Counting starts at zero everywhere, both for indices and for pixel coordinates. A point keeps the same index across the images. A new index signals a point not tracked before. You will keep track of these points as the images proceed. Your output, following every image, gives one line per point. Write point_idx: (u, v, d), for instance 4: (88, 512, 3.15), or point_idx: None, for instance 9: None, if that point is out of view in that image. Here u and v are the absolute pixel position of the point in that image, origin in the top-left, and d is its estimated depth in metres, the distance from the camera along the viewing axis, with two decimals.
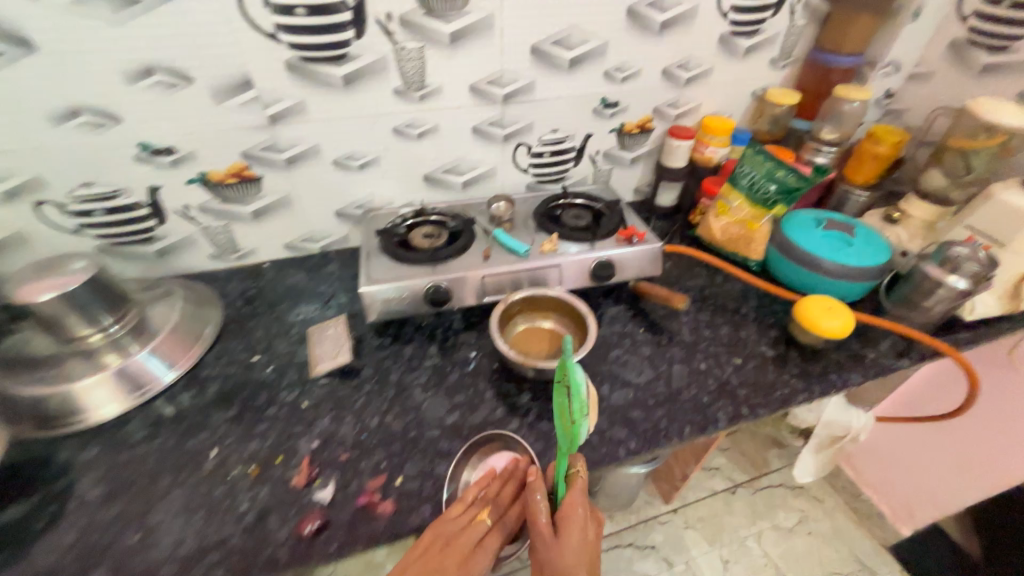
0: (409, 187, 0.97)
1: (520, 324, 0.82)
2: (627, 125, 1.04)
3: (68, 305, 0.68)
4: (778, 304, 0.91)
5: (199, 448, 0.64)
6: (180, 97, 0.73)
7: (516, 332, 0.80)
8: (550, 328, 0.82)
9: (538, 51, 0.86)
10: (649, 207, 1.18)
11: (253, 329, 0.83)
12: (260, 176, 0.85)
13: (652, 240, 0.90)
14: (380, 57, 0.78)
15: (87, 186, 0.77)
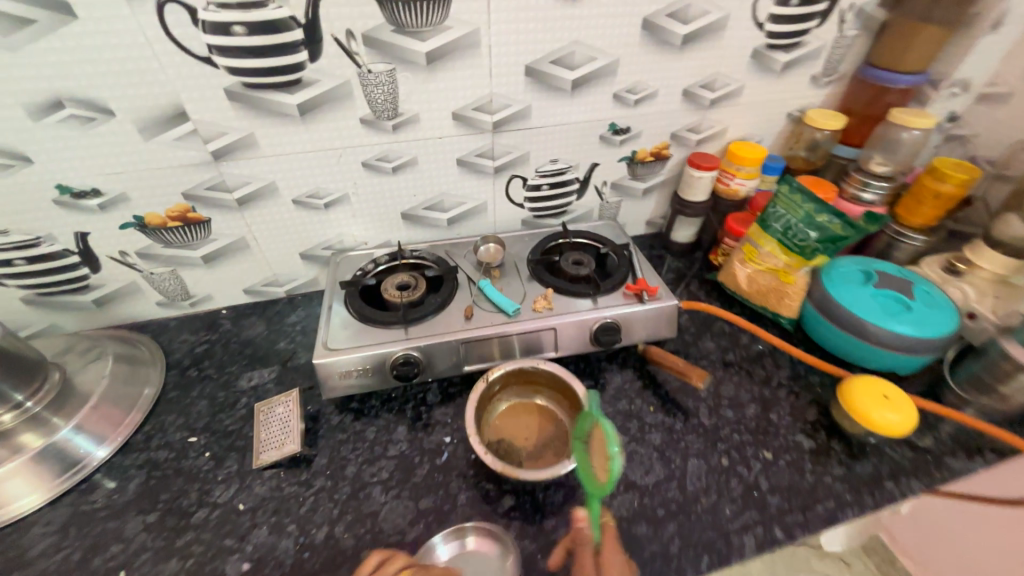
0: (386, 226, 0.84)
1: (505, 401, 0.70)
2: (640, 153, 0.89)
3: None
4: (816, 375, 0.76)
5: (106, 569, 0.53)
6: (99, 132, 0.61)
7: (500, 414, 0.68)
8: (540, 406, 0.70)
9: (534, 72, 0.72)
10: (663, 242, 1.04)
11: (196, 399, 0.71)
12: (208, 218, 0.73)
13: (666, 296, 0.76)
14: (342, 82, 0.65)
15: (0, 234, 0.66)
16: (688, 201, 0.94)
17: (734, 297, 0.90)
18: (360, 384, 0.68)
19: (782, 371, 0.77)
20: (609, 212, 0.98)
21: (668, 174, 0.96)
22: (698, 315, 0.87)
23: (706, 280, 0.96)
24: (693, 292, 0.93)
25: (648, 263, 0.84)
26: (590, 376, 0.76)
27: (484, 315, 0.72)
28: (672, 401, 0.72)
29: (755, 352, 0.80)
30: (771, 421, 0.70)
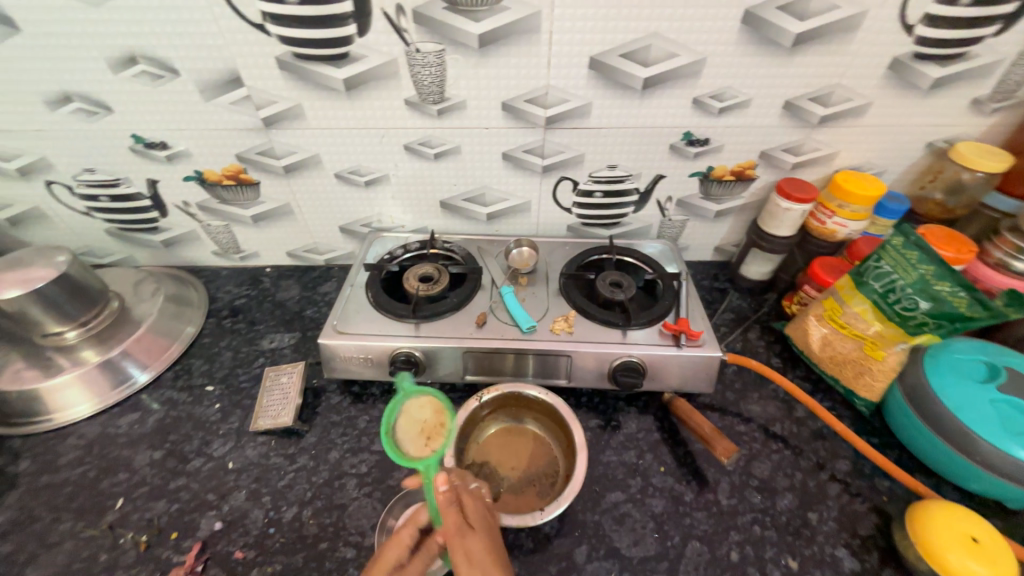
0: (424, 211, 0.82)
1: (496, 423, 0.65)
2: (717, 170, 0.77)
3: (37, 300, 0.63)
4: (883, 479, 0.61)
5: (111, 492, 0.59)
6: (166, 90, 0.64)
7: (488, 437, 0.63)
8: (533, 434, 0.64)
9: (599, 65, 0.63)
10: (730, 274, 0.90)
11: (223, 349, 0.76)
12: (257, 181, 0.76)
13: (709, 345, 0.65)
14: (389, 60, 0.62)
15: (90, 172, 0.74)
16: (768, 233, 0.80)
17: (802, 358, 0.75)
18: (362, 371, 0.67)
19: (838, 463, 0.63)
20: (670, 231, 0.87)
21: (750, 198, 0.81)
22: (749, 370, 0.74)
23: (773, 329, 0.81)
24: (751, 340, 0.79)
25: (700, 300, 0.73)
26: (602, 414, 0.68)
27: (497, 326, 0.67)
28: (688, 466, 0.62)
29: (809, 432, 0.67)
30: (805, 522, 0.57)
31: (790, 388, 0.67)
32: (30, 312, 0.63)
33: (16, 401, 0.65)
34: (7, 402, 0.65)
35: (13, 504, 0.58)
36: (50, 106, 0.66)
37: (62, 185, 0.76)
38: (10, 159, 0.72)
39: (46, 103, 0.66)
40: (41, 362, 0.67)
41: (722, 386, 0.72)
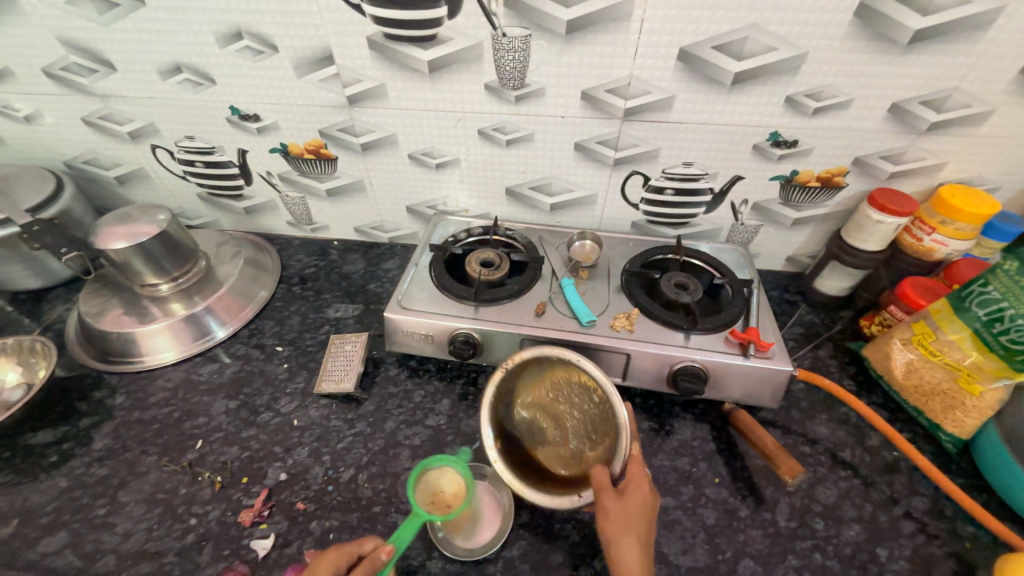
0: (489, 197, 0.83)
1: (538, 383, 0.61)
2: (803, 174, 0.72)
3: (139, 253, 0.68)
4: (966, 524, 0.56)
5: (191, 434, 0.64)
6: (265, 65, 0.68)
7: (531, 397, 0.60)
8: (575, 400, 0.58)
9: (688, 57, 0.61)
10: (802, 287, 0.85)
11: (292, 314, 0.81)
12: (336, 157, 0.79)
13: (780, 358, 0.61)
14: (474, 43, 0.63)
15: (189, 139, 0.80)
16: (853, 247, 0.74)
17: (879, 383, 0.70)
18: (421, 348, 0.69)
19: (914, 500, 0.58)
20: (741, 235, 0.83)
21: (835, 207, 0.76)
22: (818, 390, 0.70)
23: (847, 350, 0.76)
24: (821, 358, 0.75)
25: (771, 310, 0.69)
26: (656, 417, 0.66)
27: (555, 316, 0.67)
28: (745, 481, 0.60)
29: (882, 462, 0.62)
30: (873, 557, 0.54)
31: (866, 415, 0.62)
32: (133, 264, 0.69)
33: (115, 342, 0.72)
34: (108, 342, 0.72)
35: (110, 433, 0.64)
36: (163, 75, 0.71)
37: (165, 149, 0.83)
38: (125, 123, 0.79)
39: (159, 73, 0.71)
40: (138, 309, 0.74)
41: (787, 403, 0.68)
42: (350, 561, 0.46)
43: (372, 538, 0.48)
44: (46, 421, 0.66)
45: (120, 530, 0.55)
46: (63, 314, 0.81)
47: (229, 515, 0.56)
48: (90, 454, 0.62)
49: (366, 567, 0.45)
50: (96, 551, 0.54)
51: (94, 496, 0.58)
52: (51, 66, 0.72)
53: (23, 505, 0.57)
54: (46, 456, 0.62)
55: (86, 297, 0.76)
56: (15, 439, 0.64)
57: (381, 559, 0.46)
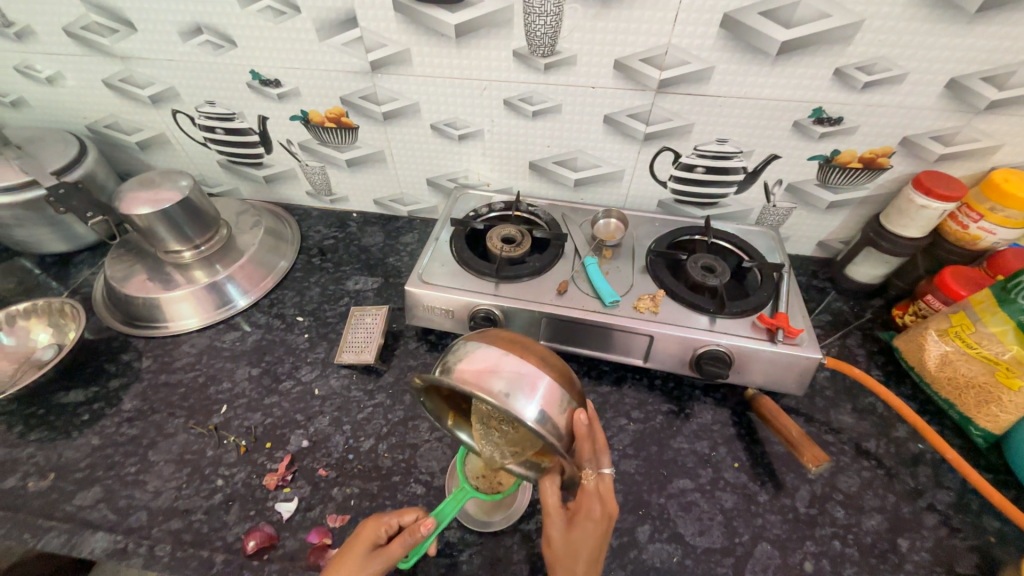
0: (512, 170, 0.80)
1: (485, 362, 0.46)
2: (844, 154, 0.68)
3: (162, 219, 0.68)
4: (992, 519, 0.55)
5: (216, 398, 0.66)
6: (286, 27, 0.66)
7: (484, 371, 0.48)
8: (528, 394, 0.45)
9: (732, 24, 0.57)
10: (832, 273, 0.82)
11: (312, 285, 0.81)
12: (357, 126, 0.78)
13: (809, 346, 0.59)
14: (505, 6, 0.60)
15: (210, 104, 0.79)
16: (892, 233, 0.71)
17: (909, 374, 0.68)
18: (441, 322, 0.69)
19: (939, 493, 0.57)
20: (772, 218, 0.80)
21: (875, 191, 0.72)
22: (844, 379, 0.68)
23: (876, 339, 0.74)
24: (849, 347, 0.73)
25: (800, 296, 0.67)
26: (676, 400, 0.66)
27: (578, 296, 0.66)
28: (765, 467, 0.59)
29: (908, 454, 0.61)
30: (893, 548, 0.53)
31: (895, 406, 0.61)
32: (156, 230, 0.69)
33: (140, 307, 0.73)
34: (134, 306, 0.73)
35: (138, 395, 0.66)
36: (183, 37, 0.70)
37: (185, 114, 0.82)
38: (145, 86, 0.78)
39: (179, 34, 0.70)
40: (162, 276, 0.75)
41: (811, 391, 0.67)
42: (390, 530, 0.47)
43: (415, 510, 0.49)
44: (77, 381, 0.67)
45: (150, 487, 0.57)
46: (89, 277, 0.83)
47: (254, 477, 0.58)
48: (120, 414, 0.64)
49: (405, 538, 0.46)
50: (128, 506, 0.56)
51: (125, 454, 0.60)
52: (71, 25, 0.71)
53: (58, 460, 0.60)
54: (78, 415, 0.64)
55: (112, 262, 0.76)
56: (49, 397, 0.66)
57: (421, 532, 0.46)
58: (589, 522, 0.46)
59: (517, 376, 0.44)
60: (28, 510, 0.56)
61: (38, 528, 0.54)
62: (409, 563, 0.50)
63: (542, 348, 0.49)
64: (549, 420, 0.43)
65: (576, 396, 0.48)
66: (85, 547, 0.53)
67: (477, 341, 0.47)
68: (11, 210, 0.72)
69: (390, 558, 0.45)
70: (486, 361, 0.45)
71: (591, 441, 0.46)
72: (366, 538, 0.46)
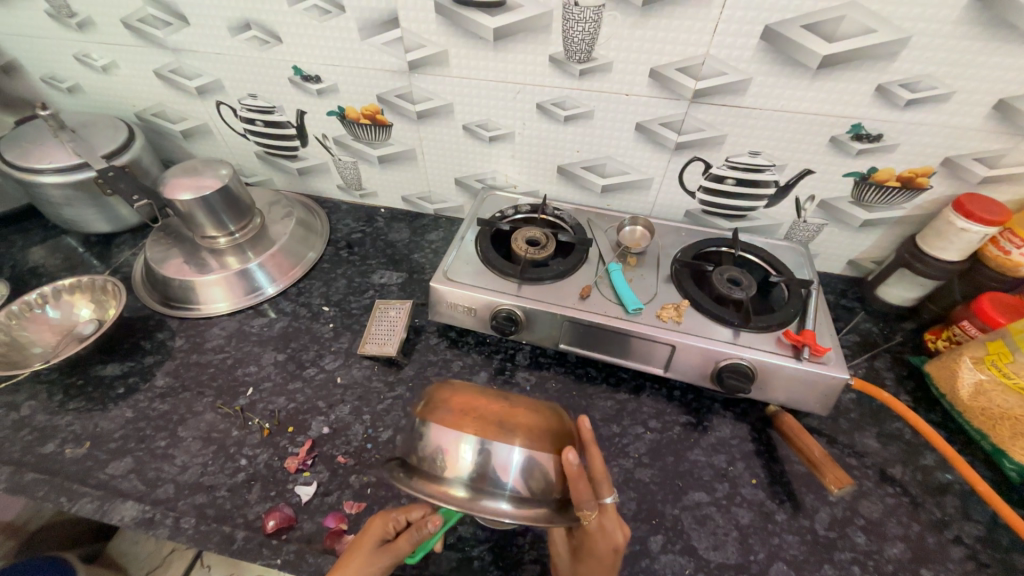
0: (540, 174, 0.81)
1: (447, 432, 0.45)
2: (882, 173, 0.67)
3: (201, 205, 0.71)
4: (1021, 557, 0.54)
5: (244, 381, 0.68)
6: (330, 25, 0.68)
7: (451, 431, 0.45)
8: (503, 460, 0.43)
9: (772, 37, 0.57)
10: (862, 293, 0.80)
11: (338, 277, 0.83)
12: (391, 123, 0.79)
13: (836, 365, 0.58)
14: (544, 12, 0.60)
15: (252, 97, 0.82)
16: (928, 255, 0.69)
17: (939, 401, 0.66)
18: (462, 320, 0.70)
19: (967, 526, 0.56)
20: (802, 234, 0.78)
21: (912, 211, 0.71)
22: (870, 402, 0.67)
23: (905, 363, 0.72)
24: (877, 370, 0.71)
25: (829, 314, 0.66)
26: (694, 412, 0.65)
27: (600, 301, 0.66)
28: (784, 485, 0.58)
29: (935, 484, 0.59)
30: None
31: (925, 433, 0.59)
32: (195, 216, 0.72)
33: (175, 289, 0.76)
34: (170, 288, 0.76)
35: (169, 373, 0.69)
36: (232, 32, 0.73)
37: (228, 106, 0.85)
38: (193, 78, 0.81)
39: (229, 29, 0.73)
40: (197, 260, 0.78)
41: (835, 412, 0.65)
42: (397, 525, 0.48)
43: (421, 508, 0.49)
44: (114, 356, 0.71)
45: (178, 461, 0.59)
46: (129, 258, 0.86)
47: (276, 459, 0.59)
48: (153, 389, 0.67)
49: (412, 534, 0.46)
50: (156, 478, 0.58)
51: (156, 428, 0.63)
52: (130, 17, 0.75)
53: (94, 429, 0.62)
54: (113, 388, 0.67)
55: (151, 244, 0.80)
56: (88, 369, 0.69)
57: (426, 529, 0.46)
58: (594, 559, 0.45)
59: (478, 462, 0.43)
60: (65, 475, 0.58)
61: (72, 493, 0.56)
62: (414, 559, 0.51)
63: (503, 406, 0.48)
64: (525, 492, 0.43)
65: (555, 442, 0.47)
66: (115, 516, 0.55)
67: (432, 423, 0.46)
68: (63, 190, 0.77)
69: (396, 553, 0.45)
70: (445, 454, 0.44)
71: (586, 482, 0.44)
72: (374, 533, 0.47)
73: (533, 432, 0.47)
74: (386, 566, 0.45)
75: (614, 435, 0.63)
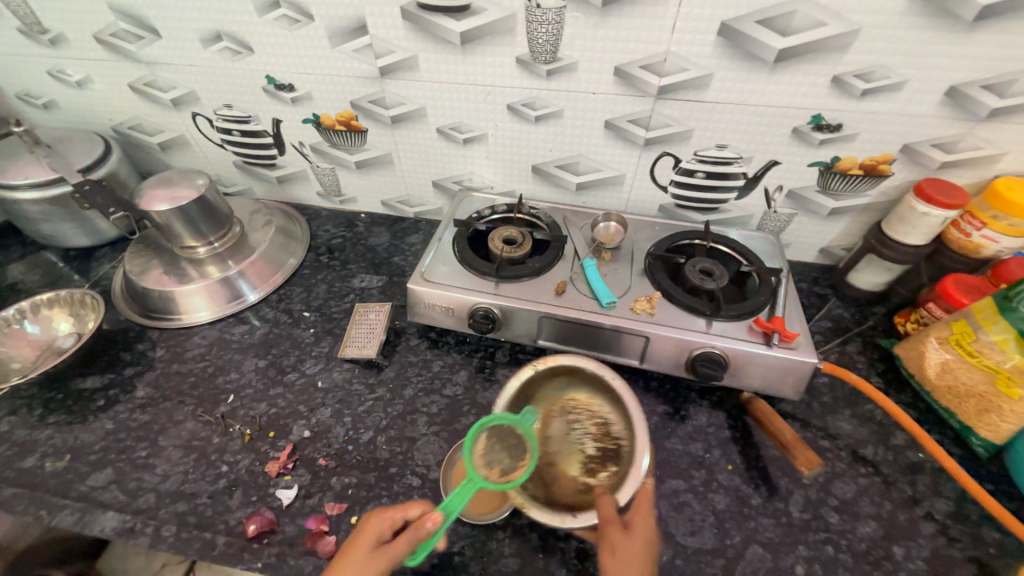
0: (516, 173, 0.83)
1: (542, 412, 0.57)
2: (844, 162, 0.68)
3: (179, 216, 0.71)
4: (991, 530, 0.55)
5: (225, 388, 0.68)
6: (300, 34, 0.69)
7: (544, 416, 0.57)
8: (568, 454, 0.54)
9: (729, 33, 0.59)
10: (834, 280, 0.82)
11: (319, 283, 0.83)
12: (366, 129, 0.80)
13: (805, 350, 0.60)
14: (508, 14, 0.62)
15: (227, 107, 0.82)
16: (894, 240, 0.70)
17: (909, 382, 0.68)
18: (441, 320, 0.70)
19: (937, 502, 0.57)
20: (773, 224, 0.80)
21: (876, 197, 0.72)
22: (843, 386, 0.68)
23: (876, 346, 0.73)
24: (849, 354, 0.72)
25: (798, 301, 0.67)
26: (671, 402, 0.66)
27: (576, 296, 0.67)
28: (759, 470, 0.59)
29: (906, 462, 0.60)
30: (888, 555, 0.53)
31: (893, 413, 0.60)
32: (173, 227, 0.72)
33: (155, 300, 0.76)
34: (150, 299, 0.76)
35: (150, 384, 0.69)
36: (204, 43, 0.73)
37: (204, 117, 0.85)
38: (167, 90, 0.82)
39: (201, 41, 0.73)
40: (177, 270, 0.78)
41: (809, 397, 0.67)
42: (393, 523, 0.48)
43: (417, 504, 0.49)
44: (93, 369, 0.71)
45: (159, 470, 0.60)
46: (109, 271, 0.86)
47: (257, 465, 0.60)
48: (134, 400, 0.67)
49: (411, 534, 0.46)
50: (136, 488, 0.58)
51: (137, 439, 0.63)
52: (102, 32, 0.75)
53: (74, 442, 0.63)
54: (93, 401, 0.67)
55: (131, 257, 0.80)
56: (67, 383, 0.69)
57: (426, 527, 0.46)
58: (636, 534, 0.47)
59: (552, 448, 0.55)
60: (45, 488, 0.58)
61: (53, 506, 0.56)
62: (415, 561, 0.46)
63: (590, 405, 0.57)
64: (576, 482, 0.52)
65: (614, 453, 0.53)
66: (97, 527, 0.55)
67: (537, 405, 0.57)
68: (39, 206, 0.77)
69: (392, 555, 0.45)
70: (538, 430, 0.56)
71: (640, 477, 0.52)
72: (371, 532, 0.47)
73: (632, 410, 0.53)
74: (381, 569, 0.45)
75: None
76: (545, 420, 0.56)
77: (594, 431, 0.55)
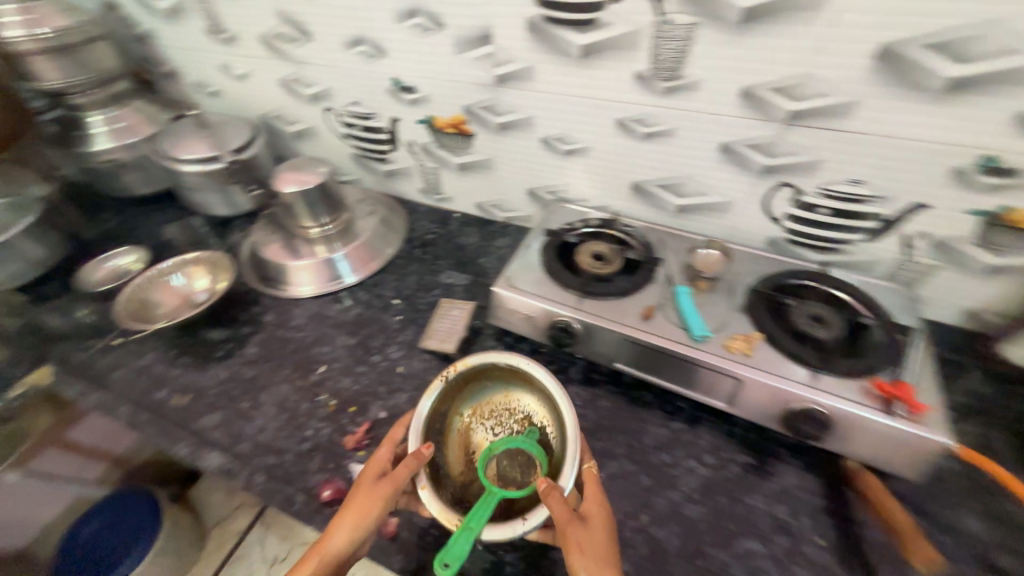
0: (614, 189, 0.81)
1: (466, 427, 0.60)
2: (1017, 213, 0.58)
3: (302, 198, 0.80)
4: None
5: (318, 358, 0.74)
6: (429, 41, 0.74)
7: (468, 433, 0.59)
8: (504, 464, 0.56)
9: (886, 57, 0.52)
10: (981, 351, 0.69)
11: (409, 274, 0.88)
12: (474, 133, 0.84)
13: (938, 427, 0.50)
14: (634, 29, 0.61)
15: (355, 105, 0.91)
16: None
17: None
18: (520, 326, 0.71)
19: None
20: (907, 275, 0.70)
21: None
22: (981, 478, 0.57)
23: None
24: (993, 442, 0.60)
25: (934, 369, 0.57)
26: (757, 454, 0.59)
27: (663, 324, 0.63)
28: (858, 554, 0.51)
29: None
30: None
31: None
32: (296, 208, 0.81)
33: (272, 270, 0.85)
34: (268, 269, 0.86)
35: (258, 344, 0.78)
36: (346, 47, 0.82)
37: (334, 112, 0.95)
38: (309, 86, 0.92)
39: (343, 44, 0.82)
40: (293, 246, 0.87)
41: (933, 483, 0.56)
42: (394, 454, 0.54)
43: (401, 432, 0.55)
44: (217, 323, 0.81)
45: (256, 423, 0.66)
46: (239, 240, 0.99)
47: (336, 435, 0.64)
48: (244, 356, 0.76)
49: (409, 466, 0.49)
50: (236, 434, 0.65)
51: (242, 390, 0.71)
52: (266, 34, 0.87)
53: (195, 384, 0.72)
54: (214, 351, 0.77)
55: (258, 230, 0.91)
56: (196, 332, 0.80)
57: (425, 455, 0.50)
58: (593, 520, 0.46)
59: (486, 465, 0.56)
60: (169, 419, 0.68)
61: (173, 436, 0.66)
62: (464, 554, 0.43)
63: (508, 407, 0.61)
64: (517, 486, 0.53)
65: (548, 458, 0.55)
66: (202, 462, 0.63)
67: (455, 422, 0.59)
68: (197, 177, 0.90)
69: (397, 481, 0.49)
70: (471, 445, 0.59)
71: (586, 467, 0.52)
72: (376, 465, 0.52)
73: (543, 394, 0.57)
74: (387, 492, 0.49)
75: (664, 464, 0.59)
76: (471, 436, 0.60)
77: (516, 428, 0.59)
